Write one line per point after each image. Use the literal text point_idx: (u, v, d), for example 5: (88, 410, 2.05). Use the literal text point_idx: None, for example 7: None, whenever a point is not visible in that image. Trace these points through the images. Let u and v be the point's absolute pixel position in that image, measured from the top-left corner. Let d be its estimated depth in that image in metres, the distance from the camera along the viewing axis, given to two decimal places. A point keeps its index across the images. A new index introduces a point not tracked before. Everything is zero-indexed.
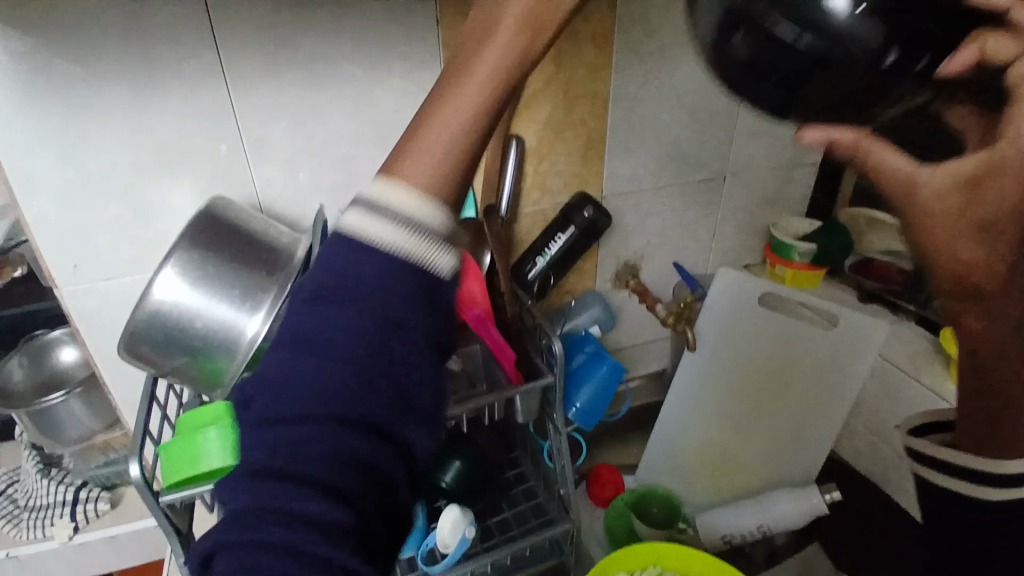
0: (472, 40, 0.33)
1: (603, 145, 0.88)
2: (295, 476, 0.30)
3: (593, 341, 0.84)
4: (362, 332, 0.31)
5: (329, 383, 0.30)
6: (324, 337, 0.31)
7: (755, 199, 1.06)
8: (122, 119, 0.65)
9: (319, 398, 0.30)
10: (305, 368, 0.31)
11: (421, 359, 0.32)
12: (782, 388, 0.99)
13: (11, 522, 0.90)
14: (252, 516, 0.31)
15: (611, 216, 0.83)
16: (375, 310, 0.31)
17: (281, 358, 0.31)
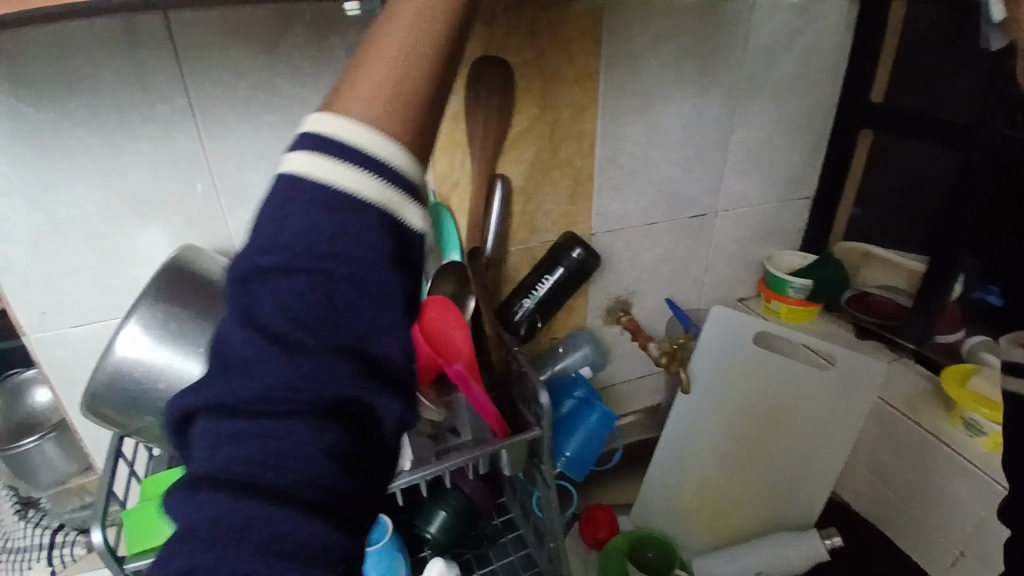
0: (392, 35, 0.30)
1: (591, 183, 0.86)
2: (276, 410, 0.28)
3: (583, 385, 0.81)
4: (313, 356, 0.28)
5: (274, 410, 0.28)
6: (268, 362, 0.28)
7: (748, 234, 1.04)
8: (91, 163, 0.63)
9: (263, 426, 0.28)
10: (251, 396, 0.28)
11: (365, 373, 0.30)
12: (777, 430, 0.96)
13: None
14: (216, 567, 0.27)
15: (600, 256, 0.81)
16: (316, 333, 0.29)
17: (224, 407, 0.29)
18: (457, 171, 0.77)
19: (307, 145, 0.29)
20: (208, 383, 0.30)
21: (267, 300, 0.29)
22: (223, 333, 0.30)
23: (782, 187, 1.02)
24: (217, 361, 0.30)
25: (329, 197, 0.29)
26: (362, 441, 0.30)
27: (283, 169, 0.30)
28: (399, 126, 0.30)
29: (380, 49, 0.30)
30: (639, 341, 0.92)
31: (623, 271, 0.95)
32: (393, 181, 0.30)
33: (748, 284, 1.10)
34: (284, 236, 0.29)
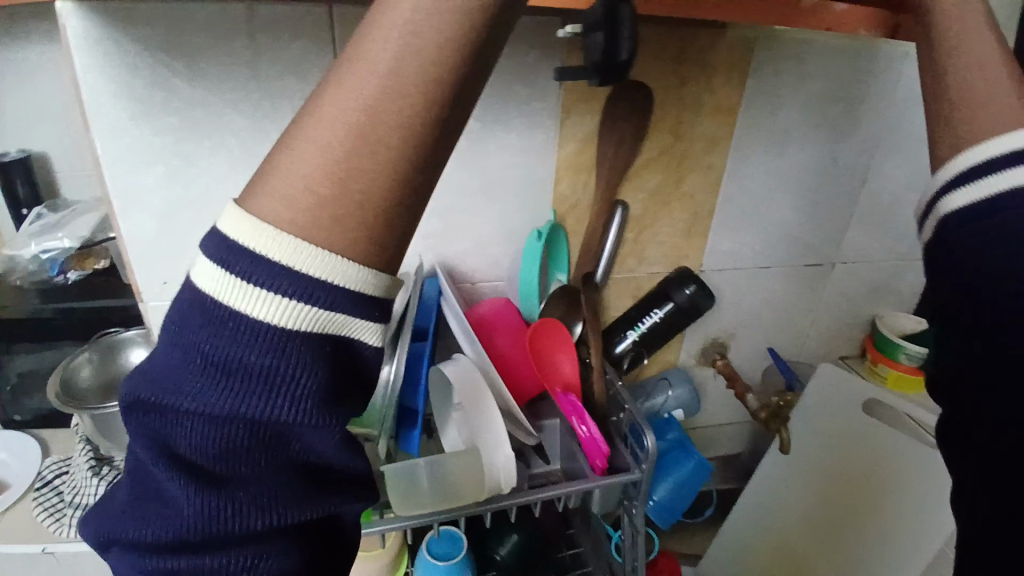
0: (336, 95, 0.26)
1: (710, 219, 0.82)
2: (204, 530, 0.28)
3: (677, 429, 0.77)
4: (241, 498, 0.28)
5: (204, 545, 0.29)
6: (188, 508, 0.28)
7: (862, 290, 0.97)
8: (232, 142, 0.64)
9: (198, 555, 0.29)
10: (173, 537, 0.29)
11: (303, 494, 0.30)
12: (869, 501, 0.87)
13: (54, 516, 0.86)
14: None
15: (713, 296, 0.77)
16: (240, 474, 0.28)
17: (151, 540, 0.29)
18: (578, 191, 0.75)
19: (217, 252, 0.27)
20: (130, 509, 0.30)
21: (182, 442, 0.28)
22: (143, 463, 0.30)
23: (906, 246, 0.95)
24: (141, 488, 0.30)
25: (239, 338, 0.26)
26: (321, 538, 0.32)
27: (194, 287, 0.27)
28: (333, 232, 0.27)
29: (320, 128, 0.26)
30: (736, 389, 0.87)
31: (725, 311, 0.91)
32: (343, 300, 0.27)
33: (852, 342, 1.03)
34: (193, 381, 0.27)
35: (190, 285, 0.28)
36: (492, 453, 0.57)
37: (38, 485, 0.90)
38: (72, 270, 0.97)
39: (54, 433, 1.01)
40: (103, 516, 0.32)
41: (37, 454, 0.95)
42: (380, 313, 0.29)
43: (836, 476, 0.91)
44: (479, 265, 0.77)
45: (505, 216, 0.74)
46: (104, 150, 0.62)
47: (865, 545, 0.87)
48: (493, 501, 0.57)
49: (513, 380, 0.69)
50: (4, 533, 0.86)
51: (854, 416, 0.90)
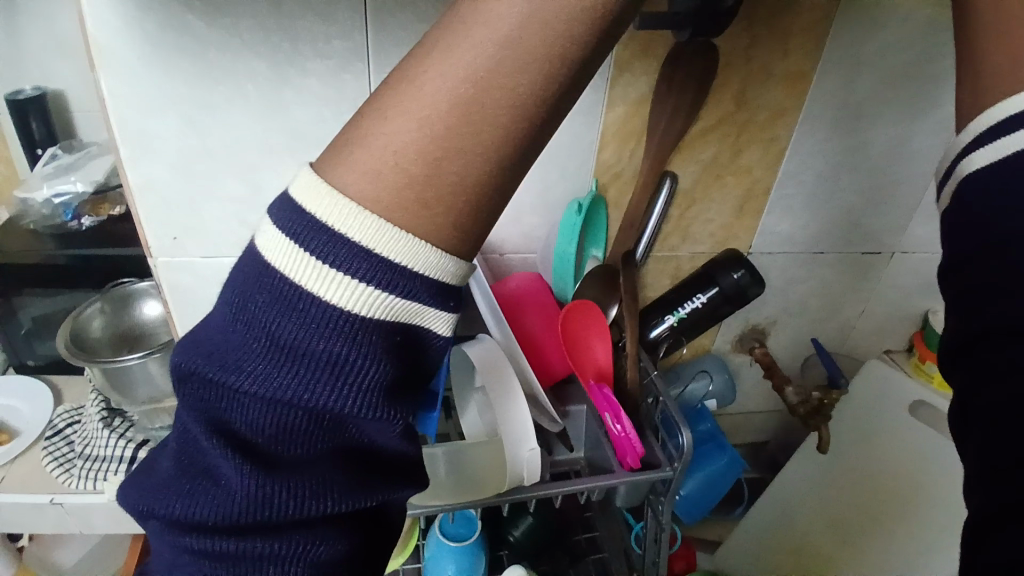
0: (434, 76, 0.26)
1: (765, 197, 0.75)
2: (252, 508, 0.29)
3: (710, 421, 0.72)
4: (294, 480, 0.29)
5: (250, 524, 0.29)
6: (239, 488, 0.28)
7: (919, 282, 0.90)
8: (249, 88, 0.58)
9: (242, 536, 0.30)
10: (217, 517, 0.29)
11: (352, 477, 0.30)
12: (904, 509, 0.82)
13: (63, 467, 0.87)
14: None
15: (764, 284, 0.70)
16: (297, 454, 0.29)
17: (194, 518, 0.29)
18: (624, 159, 0.68)
19: (291, 228, 0.27)
20: (176, 480, 0.30)
21: (238, 420, 0.28)
22: (193, 435, 0.30)
23: None
24: (185, 463, 0.30)
25: (310, 322, 0.27)
26: (362, 530, 0.32)
27: (264, 262, 0.27)
28: (416, 215, 0.27)
29: (412, 106, 0.26)
30: (774, 381, 0.81)
31: (768, 297, 0.84)
32: (418, 289, 0.28)
33: (899, 336, 0.96)
34: (253, 361, 0.27)
35: (258, 260, 0.28)
36: (516, 444, 0.51)
37: (49, 434, 0.90)
38: (87, 216, 0.94)
39: (67, 381, 1.00)
40: (143, 485, 0.32)
41: (49, 403, 0.94)
42: (453, 304, 0.30)
43: (873, 482, 0.85)
44: (510, 236, 0.71)
45: (542, 183, 0.68)
46: (111, 89, 0.56)
47: (897, 552, 0.81)
48: (514, 493, 0.52)
49: (540, 363, 0.64)
50: (17, 481, 0.86)
51: (898, 417, 0.84)
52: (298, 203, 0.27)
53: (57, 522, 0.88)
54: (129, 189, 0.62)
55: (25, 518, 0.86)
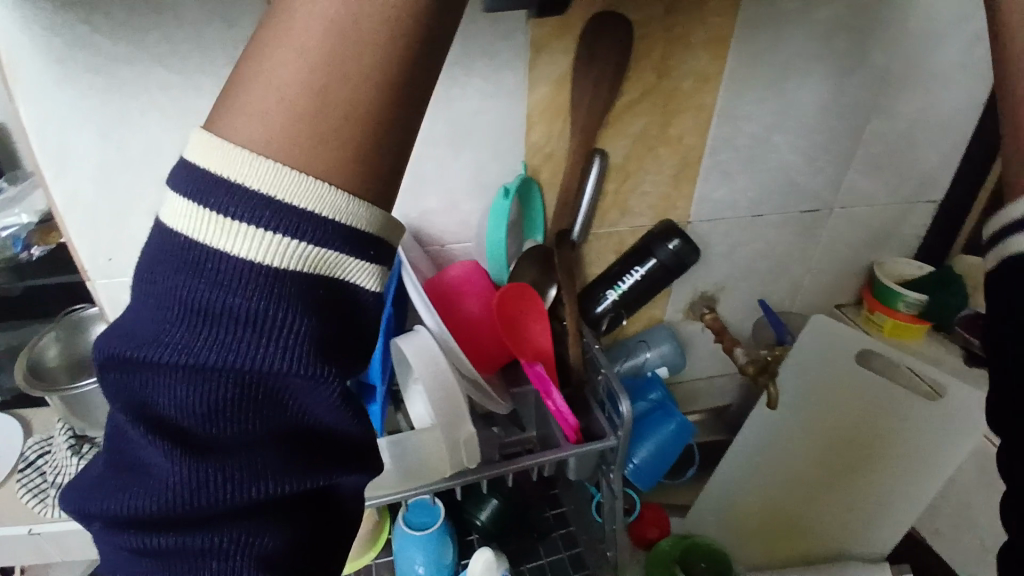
0: (313, 6, 0.26)
1: (699, 165, 0.76)
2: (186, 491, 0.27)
3: (660, 388, 0.74)
4: (226, 461, 0.28)
5: (183, 515, 0.28)
6: (166, 474, 0.27)
7: (861, 236, 0.92)
8: (164, 101, 0.58)
9: (177, 528, 0.28)
10: (150, 506, 0.28)
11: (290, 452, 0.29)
12: (865, 459, 0.86)
13: (38, 498, 0.86)
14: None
15: (699, 250, 0.72)
16: (228, 431, 0.28)
17: (128, 511, 0.28)
18: (553, 139, 0.69)
19: (190, 190, 0.27)
20: (113, 478, 0.29)
21: (161, 401, 0.27)
22: (122, 428, 0.29)
23: (911, 188, 0.89)
24: (118, 457, 0.29)
25: (226, 287, 0.26)
26: (310, 519, 0.30)
27: (171, 231, 0.27)
28: (312, 152, 0.27)
29: (295, 47, 0.26)
30: (724, 344, 0.83)
31: (715, 263, 0.86)
32: (331, 236, 0.27)
33: (848, 290, 0.99)
34: (171, 332, 0.27)
35: (165, 230, 0.27)
36: (456, 430, 0.53)
37: (20, 466, 0.90)
38: (36, 245, 0.89)
39: (35, 411, 1.00)
40: (87, 486, 0.31)
41: (19, 435, 0.94)
42: (374, 253, 0.29)
43: (832, 433, 0.88)
44: (449, 225, 0.72)
45: (474, 170, 0.68)
46: (24, 115, 0.56)
47: (856, 495, 0.87)
48: (461, 475, 0.55)
49: (482, 347, 0.65)
50: None
51: (845, 368, 0.87)
52: (201, 168, 0.27)
53: (37, 550, 0.89)
54: (55, 209, 0.62)
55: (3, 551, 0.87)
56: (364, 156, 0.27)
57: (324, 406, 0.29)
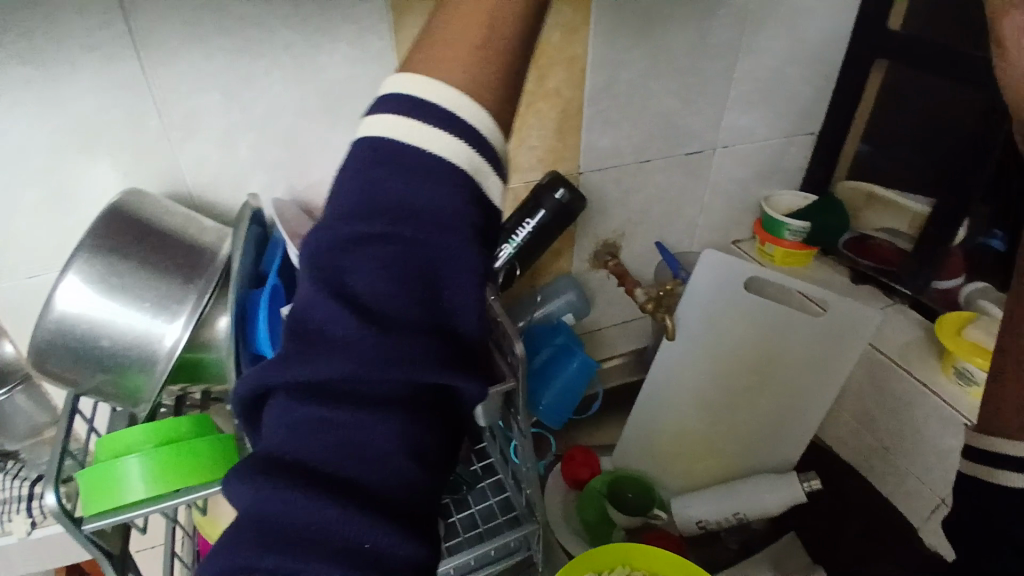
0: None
1: (581, 117, 0.79)
2: (355, 371, 0.32)
3: (565, 332, 0.77)
4: (408, 332, 0.33)
5: (356, 398, 0.32)
6: (356, 345, 0.32)
7: (747, 172, 0.98)
8: (17, 96, 0.56)
9: (335, 417, 0.32)
10: (338, 371, 0.32)
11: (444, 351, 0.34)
12: (765, 378, 0.94)
13: None
14: (292, 535, 0.30)
15: (585, 198, 0.76)
16: (399, 318, 0.33)
17: (313, 376, 0.32)
18: None
19: (393, 107, 0.36)
20: (282, 364, 0.33)
21: (362, 275, 0.33)
22: (306, 309, 0.34)
23: (786, 122, 0.96)
24: (301, 333, 0.33)
25: (425, 187, 0.34)
26: (442, 427, 0.35)
27: (370, 136, 0.36)
28: (480, 80, 0.37)
29: (468, 18, 0.38)
30: (626, 286, 0.88)
31: (612, 210, 0.90)
32: (488, 149, 0.37)
33: (743, 225, 1.05)
34: (378, 220, 0.34)
35: (367, 137, 0.36)
36: None
37: None
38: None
39: None
40: (249, 379, 0.35)
41: None
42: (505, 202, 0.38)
43: (736, 360, 0.94)
44: None
45: None
46: None
47: (763, 413, 0.94)
48: None
49: None
50: None
51: (740, 298, 0.92)
52: (396, 88, 0.36)
53: None
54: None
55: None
56: (508, 117, 0.39)
57: (470, 303, 0.35)
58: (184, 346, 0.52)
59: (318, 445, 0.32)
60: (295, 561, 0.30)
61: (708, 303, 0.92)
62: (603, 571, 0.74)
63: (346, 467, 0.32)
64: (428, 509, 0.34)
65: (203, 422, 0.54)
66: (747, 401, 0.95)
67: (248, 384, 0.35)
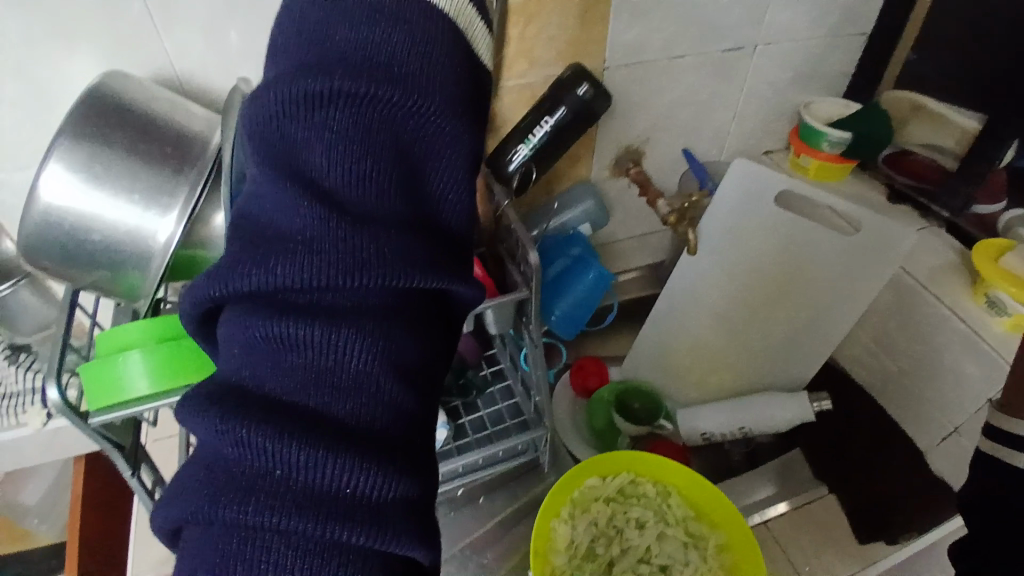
0: None
1: (607, 3, 0.71)
2: (325, 266, 0.33)
3: (581, 243, 0.74)
4: (382, 226, 0.34)
5: (327, 301, 0.33)
6: (325, 235, 0.33)
7: (786, 75, 0.89)
8: None
9: (302, 322, 0.33)
10: (299, 277, 0.32)
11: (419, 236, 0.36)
12: (786, 297, 0.90)
13: None
14: (253, 478, 0.30)
15: (610, 96, 0.69)
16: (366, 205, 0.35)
17: (269, 283, 0.32)
18: None
19: None
20: (237, 271, 0.33)
21: (324, 164, 0.35)
22: (264, 214, 0.35)
23: (835, 17, 0.85)
24: (258, 237, 0.34)
25: (391, 62, 0.38)
26: (429, 333, 0.36)
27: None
28: None
29: None
30: (648, 197, 0.83)
31: (636, 114, 0.83)
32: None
33: (777, 134, 0.98)
34: (339, 104, 0.36)
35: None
36: None
37: None
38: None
39: None
40: (195, 294, 0.34)
41: None
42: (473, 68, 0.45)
43: (758, 277, 0.90)
44: None
45: None
46: None
47: (778, 332, 0.92)
48: None
49: None
50: None
51: (768, 214, 0.88)
52: None
53: None
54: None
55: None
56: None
57: (448, 183, 0.39)
58: (180, 243, 0.50)
59: (289, 373, 0.32)
60: (255, 514, 0.29)
61: (734, 216, 0.88)
62: (607, 476, 0.73)
63: (319, 398, 0.32)
64: (420, 440, 0.35)
65: None
66: (766, 319, 0.92)
67: (195, 299, 0.34)
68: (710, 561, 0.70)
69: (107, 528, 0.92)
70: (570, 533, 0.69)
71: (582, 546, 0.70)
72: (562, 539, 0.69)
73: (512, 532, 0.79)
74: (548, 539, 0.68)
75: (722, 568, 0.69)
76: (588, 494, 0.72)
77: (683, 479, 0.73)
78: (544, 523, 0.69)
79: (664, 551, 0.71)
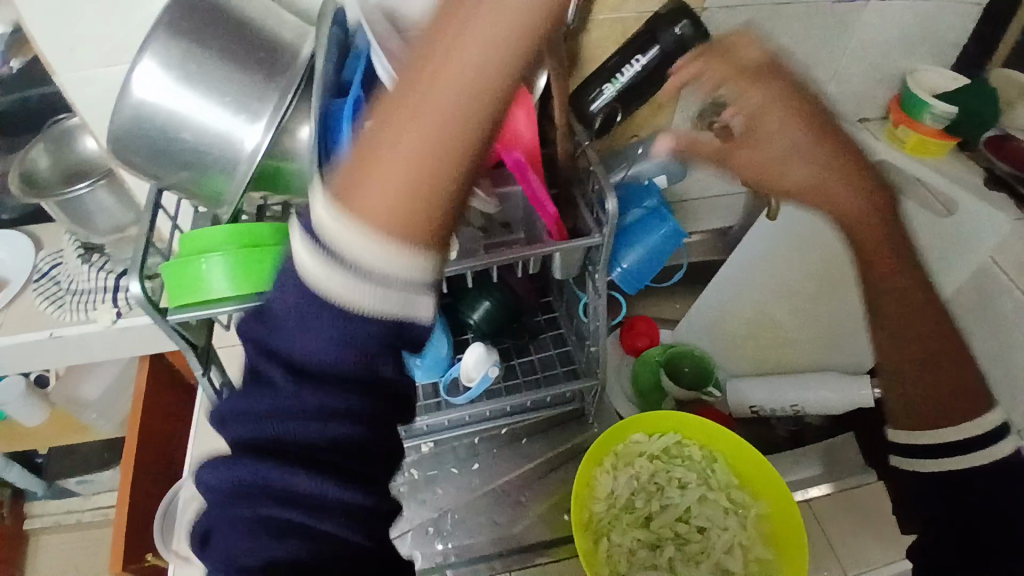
0: None
1: None
2: (300, 460, 0.37)
3: (656, 196, 0.72)
4: (340, 427, 0.37)
5: (291, 462, 0.37)
6: (275, 416, 0.37)
7: (897, 37, 0.82)
8: None
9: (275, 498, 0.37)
10: (309, 433, 0.37)
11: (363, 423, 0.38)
12: (863, 276, 0.85)
13: (55, 305, 0.92)
14: (265, 491, 0.37)
15: (709, 38, 0.65)
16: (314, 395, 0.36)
17: (273, 434, 0.38)
18: None
19: None
20: (242, 417, 0.38)
21: (289, 357, 0.37)
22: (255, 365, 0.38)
23: None
24: (246, 397, 0.39)
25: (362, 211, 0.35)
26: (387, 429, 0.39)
27: None
28: None
29: None
30: None
31: None
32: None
33: (877, 102, 0.91)
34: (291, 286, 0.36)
35: None
36: None
37: (37, 277, 0.94)
38: (13, 60, 0.90)
39: (43, 227, 1.02)
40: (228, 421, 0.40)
41: (29, 248, 0.97)
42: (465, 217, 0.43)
43: None
44: None
45: None
46: None
47: None
48: None
49: None
50: (14, 321, 0.92)
51: (853, 184, 0.84)
52: None
53: (62, 355, 0.95)
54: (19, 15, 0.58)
55: (28, 355, 0.93)
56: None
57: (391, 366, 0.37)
58: (265, 152, 0.50)
59: (279, 472, 0.37)
60: (287, 512, 0.37)
61: None
62: (653, 434, 0.73)
63: (298, 487, 0.37)
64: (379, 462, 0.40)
65: (284, 233, 0.52)
66: None
67: (216, 420, 0.41)
68: (749, 529, 0.69)
69: (161, 431, 0.97)
70: (610, 484, 0.70)
71: (622, 498, 0.70)
72: (603, 487, 0.70)
73: (550, 478, 0.79)
74: (588, 486, 0.69)
75: (761, 538, 0.68)
76: (632, 448, 0.72)
77: (732, 447, 0.71)
78: (586, 470, 0.70)
79: (703, 513, 0.71)
